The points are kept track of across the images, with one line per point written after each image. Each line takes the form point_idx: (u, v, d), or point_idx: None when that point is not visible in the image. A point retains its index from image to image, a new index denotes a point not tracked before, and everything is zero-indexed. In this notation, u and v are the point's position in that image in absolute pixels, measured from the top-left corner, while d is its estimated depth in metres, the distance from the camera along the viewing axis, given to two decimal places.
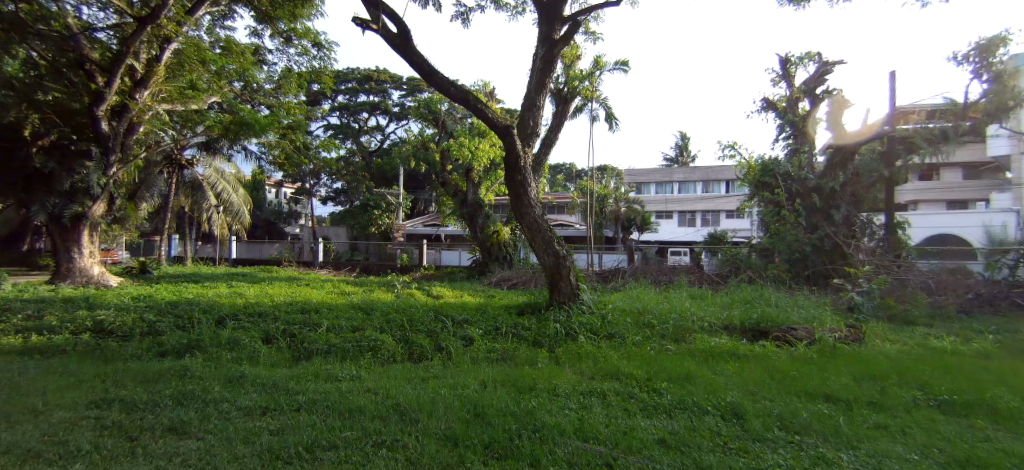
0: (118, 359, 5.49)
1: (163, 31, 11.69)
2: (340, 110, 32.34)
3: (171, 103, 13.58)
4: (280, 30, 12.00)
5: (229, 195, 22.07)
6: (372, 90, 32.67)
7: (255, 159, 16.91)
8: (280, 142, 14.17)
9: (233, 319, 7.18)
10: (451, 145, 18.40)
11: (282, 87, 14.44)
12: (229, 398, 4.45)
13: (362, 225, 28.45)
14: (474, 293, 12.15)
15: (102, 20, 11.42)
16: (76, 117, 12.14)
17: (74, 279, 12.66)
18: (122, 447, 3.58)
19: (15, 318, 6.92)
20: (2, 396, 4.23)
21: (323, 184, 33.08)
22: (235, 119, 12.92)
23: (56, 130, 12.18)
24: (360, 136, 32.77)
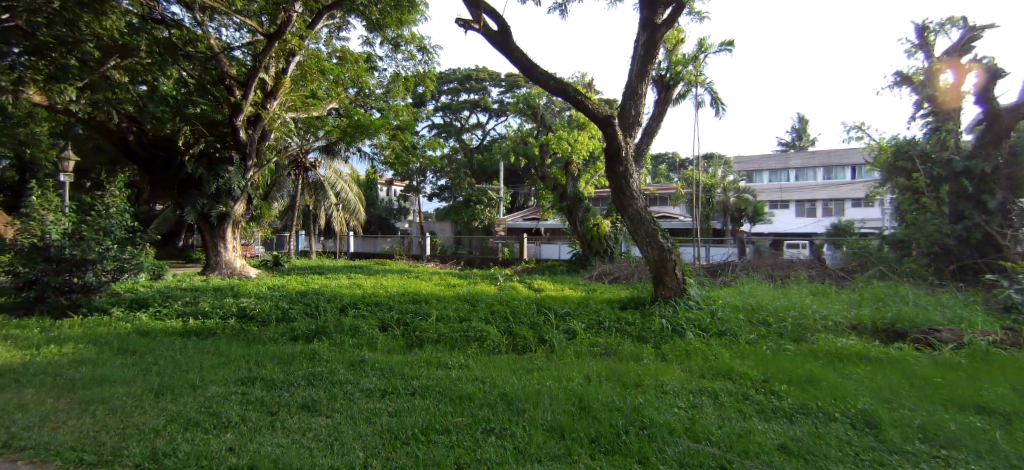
0: (259, 342, 6.13)
1: (287, 46, 12.77)
2: (443, 110, 33.86)
3: (295, 111, 14.63)
4: (390, 37, 12.84)
5: (347, 195, 23.94)
6: (473, 89, 33.81)
7: (368, 159, 18.13)
8: (391, 142, 15.20)
9: (354, 307, 7.76)
10: (549, 139, 18.49)
11: (391, 91, 15.41)
12: (352, 380, 4.78)
13: (464, 220, 29.42)
14: (578, 286, 12.13)
15: (237, 39, 12.87)
16: (219, 127, 14.12)
17: (221, 271, 14.33)
18: (264, 420, 3.99)
19: (178, 304, 8.04)
20: (169, 371, 4.89)
21: (429, 181, 34.84)
22: (352, 123, 14.03)
23: (203, 140, 14.04)
24: (462, 134, 33.98)
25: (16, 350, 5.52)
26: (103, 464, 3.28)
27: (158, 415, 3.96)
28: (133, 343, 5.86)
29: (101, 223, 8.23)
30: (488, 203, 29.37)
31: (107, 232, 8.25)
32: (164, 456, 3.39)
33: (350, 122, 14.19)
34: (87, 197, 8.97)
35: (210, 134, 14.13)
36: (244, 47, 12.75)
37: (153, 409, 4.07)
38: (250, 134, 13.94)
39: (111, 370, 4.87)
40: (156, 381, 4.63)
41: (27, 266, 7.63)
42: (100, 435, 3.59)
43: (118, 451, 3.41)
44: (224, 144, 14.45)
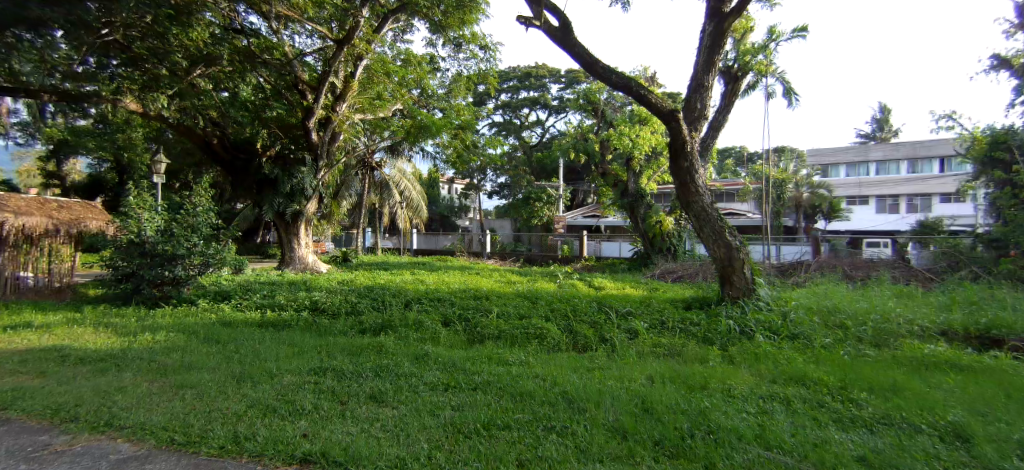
0: (329, 334, 6.43)
1: (356, 50, 13.20)
2: (503, 108, 34.31)
3: (363, 113, 15.20)
4: (452, 38, 13.06)
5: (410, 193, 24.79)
6: (532, 86, 33.99)
7: (431, 158, 18.60)
8: (452, 142, 15.55)
9: (418, 302, 7.98)
10: (610, 135, 18.32)
11: (453, 90, 15.73)
12: (416, 373, 4.91)
13: (524, 217, 29.66)
14: (639, 284, 11.91)
15: (309, 45, 13.55)
16: (293, 130, 14.95)
17: (295, 266, 14.73)
18: (335, 409, 4.16)
19: (257, 296, 8.58)
20: (249, 359, 5.22)
21: (488, 179, 35.37)
22: (415, 123, 14.40)
23: (279, 142, 14.88)
24: (522, 132, 34.26)
25: (118, 337, 6.07)
26: (191, 445, 3.53)
27: (240, 401, 4.20)
28: (217, 333, 6.30)
29: (189, 220, 8.91)
30: (547, 201, 29.49)
31: (194, 228, 8.92)
32: (245, 440, 3.61)
33: (414, 123, 14.57)
34: (177, 197, 9.75)
35: (285, 136, 14.99)
36: (314, 52, 13.20)
37: (236, 394, 4.33)
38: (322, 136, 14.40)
39: (198, 357, 5.25)
40: (239, 368, 4.95)
41: (127, 260, 8.39)
42: (188, 418, 3.86)
43: (204, 434, 3.66)
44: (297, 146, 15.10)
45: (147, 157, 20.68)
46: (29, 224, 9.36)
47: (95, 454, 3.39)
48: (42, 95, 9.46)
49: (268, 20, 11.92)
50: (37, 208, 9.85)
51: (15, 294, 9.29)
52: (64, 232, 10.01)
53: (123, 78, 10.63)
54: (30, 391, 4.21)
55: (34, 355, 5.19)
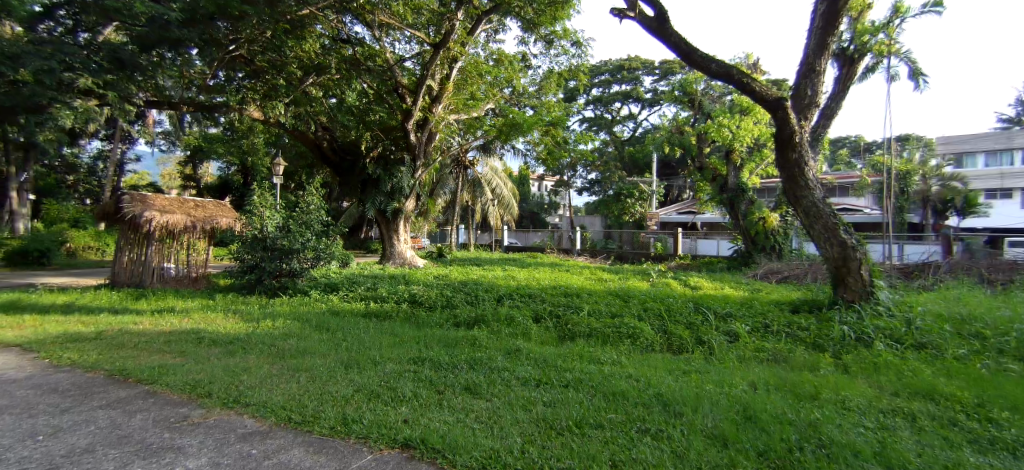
0: (427, 326, 6.73)
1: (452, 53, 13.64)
2: (595, 103, 33.97)
3: (457, 113, 15.55)
4: (544, 34, 13.26)
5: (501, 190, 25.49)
6: (625, 79, 33.29)
7: (521, 156, 18.85)
8: (543, 138, 15.66)
9: (509, 298, 8.11)
10: (708, 127, 17.65)
11: (544, 88, 15.92)
12: (509, 368, 5.00)
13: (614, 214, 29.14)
14: (739, 285, 11.29)
15: (408, 50, 14.24)
16: (394, 132, 15.51)
17: (394, 261, 15.44)
18: (433, 397, 4.34)
19: (361, 289, 9.19)
20: (356, 347, 5.59)
21: (579, 175, 35.26)
22: (507, 121, 14.58)
23: (380, 143, 15.63)
24: (614, 126, 33.68)
25: (243, 322, 6.77)
26: (306, 424, 3.84)
27: (348, 385, 4.50)
28: (327, 321, 6.81)
29: (304, 217, 9.73)
30: (639, 197, 28.80)
31: (308, 225, 9.72)
32: (353, 422, 3.87)
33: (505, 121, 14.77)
34: (293, 196, 10.71)
35: (386, 138, 15.64)
36: (413, 57, 13.98)
37: (344, 380, 4.64)
38: (420, 136, 14.90)
39: (312, 343, 5.72)
40: (347, 355, 5.32)
41: (252, 253, 9.32)
42: (304, 399, 4.20)
43: (316, 415, 3.96)
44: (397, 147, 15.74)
45: (266, 161, 22.87)
46: (170, 221, 10.53)
47: (225, 427, 3.78)
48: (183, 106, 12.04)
49: (370, 28, 12.59)
50: (178, 205, 10.96)
51: (159, 281, 10.75)
52: (198, 228, 11.06)
53: (247, 89, 12.47)
54: (173, 368, 4.77)
55: (177, 336, 5.90)
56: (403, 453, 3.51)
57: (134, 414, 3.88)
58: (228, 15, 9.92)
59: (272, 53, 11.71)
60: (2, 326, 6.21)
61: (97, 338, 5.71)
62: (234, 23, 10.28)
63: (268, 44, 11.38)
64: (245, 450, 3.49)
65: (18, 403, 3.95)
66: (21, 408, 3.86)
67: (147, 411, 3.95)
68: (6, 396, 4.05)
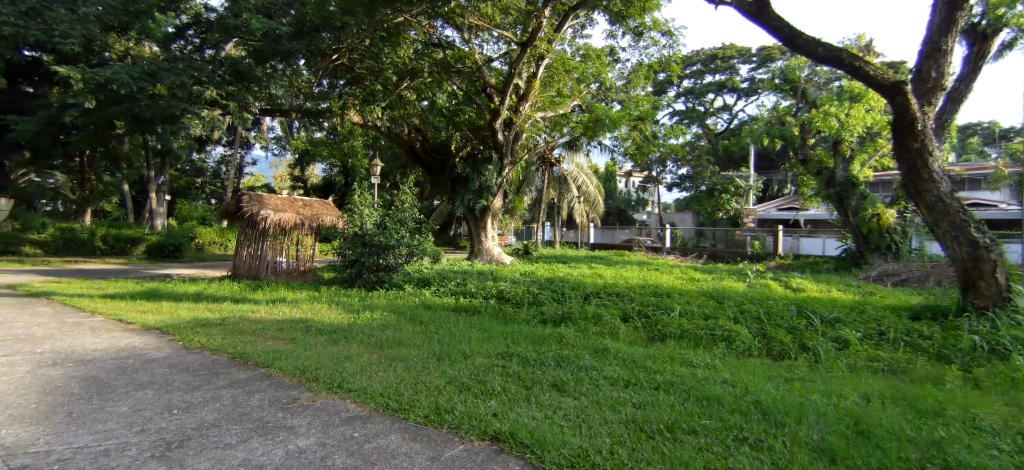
0: (515, 322, 6.84)
1: (539, 50, 13.29)
2: (686, 96, 32.75)
3: (543, 111, 15.79)
4: (633, 27, 13.15)
5: (587, 187, 25.42)
6: (718, 69, 31.77)
7: (608, 152, 18.68)
8: (631, 134, 15.40)
9: (596, 296, 8.04)
10: (812, 117, 16.55)
11: (632, 81, 15.91)
12: (596, 367, 4.94)
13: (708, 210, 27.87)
14: (849, 288, 10.39)
15: (496, 51, 14.50)
16: (482, 131, 15.81)
17: (483, 257, 15.73)
18: (521, 393, 4.37)
19: (452, 284, 9.53)
20: (448, 340, 5.80)
21: (668, 170, 34.24)
22: (593, 118, 14.35)
23: (470, 143, 15.98)
24: (707, 119, 32.22)
25: (346, 313, 7.27)
26: (402, 411, 4.03)
27: (440, 376, 4.67)
28: (420, 314, 7.14)
29: (400, 215, 10.26)
30: (735, 193, 27.35)
31: (402, 222, 10.27)
32: (445, 412, 4.01)
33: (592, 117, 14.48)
34: (388, 195, 11.32)
35: (474, 137, 15.91)
36: (498, 57, 13.92)
37: (435, 371, 4.82)
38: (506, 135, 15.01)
39: (407, 335, 6.02)
40: (440, 347, 5.53)
41: (352, 248, 9.96)
42: (400, 387, 4.42)
43: (412, 403, 4.15)
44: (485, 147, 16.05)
45: (365, 162, 24.46)
46: (284, 219, 11.53)
47: (330, 410, 4.06)
48: (292, 113, 13.70)
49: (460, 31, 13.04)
50: (289, 205, 11.95)
51: (273, 273, 11.75)
52: (307, 226, 11.97)
53: (348, 95, 13.63)
54: (285, 354, 5.21)
55: (287, 325, 6.42)
56: (492, 445, 3.59)
57: (253, 394, 4.27)
58: (330, 26, 11.16)
59: (370, 60, 12.94)
60: (146, 311, 7.12)
61: (221, 324, 6.36)
62: (336, 33, 11.47)
63: (368, 52, 12.65)
64: (348, 432, 3.73)
65: (158, 380, 4.47)
66: (160, 384, 4.38)
67: (263, 392, 4.32)
68: (148, 373, 4.60)
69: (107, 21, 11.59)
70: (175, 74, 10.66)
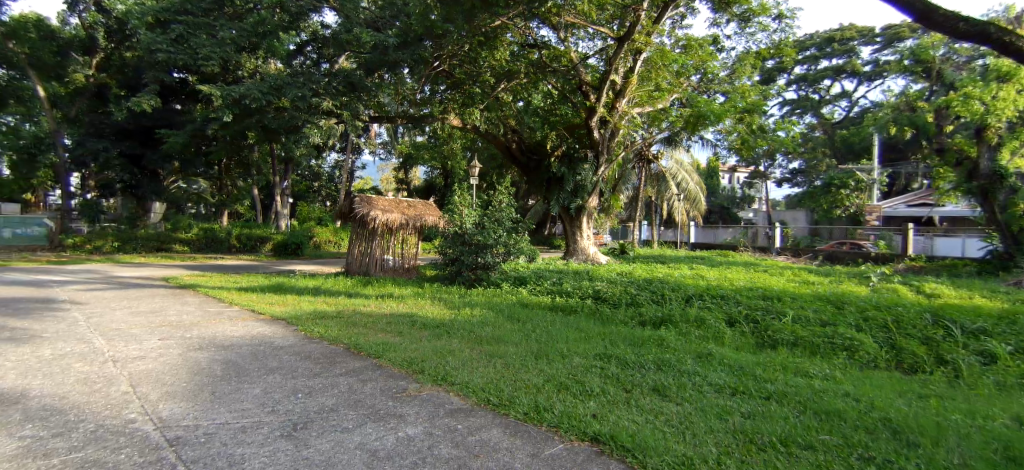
0: (613, 323, 6.74)
1: (637, 45, 12.99)
2: (798, 83, 30.15)
3: (642, 106, 15.34)
4: (738, 14, 12.64)
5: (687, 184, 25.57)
6: (836, 53, 29.09)
7: (711, 147, 17.94)
8: (737, 127, 14.84)
9: (699, 298, 7.73)
10: (949, 101, 14.78)
11: (738, 71, 15.15)
12: (701, 373, 4.73)
13: (823, 207, 25.76)
14: (998, 294, 9.13)
15: (592, 48, 14.37)
16: (578, 130, 15.92)
17: (578, 257, 15.54)
18: (621, 395, 4.28)
19: (548, 283, 9.61)
20: (546, 339, 5.84)
21: (777, 164, 32.04)
22: (694, 113, 13.71)
23: (566, 142, 16.23)
24: (823, 107, 29.63)
25: (448, 309, 7.59)
26: (503, 407, 4.11)
27: (539, 374, 4.71)
28: (517, 312, 7.28)
29: (497, 214, 10.51)
30: (855, 188, 25.00)
31: (500, 222, 10.51)
32: (545, 410, 4.03)
33: (693, 112, 13.87)
34: (484, 196, 11.63)
35: (570, 137, 16.08)
36: (596, 54, 13.84)
37: (534, 369, 4.86)
38: (602, 133, 14.80)
39: (505, 332, 6.14)
40: (539, 345, 5.58)
41: (453, 247, 10.36)
42: (501, 384, 4.50)
43: (511, 400, 4.21)
44: (582, 144, 15.99)
45: (463, 164, 25.45)
46: (390, 220, 12.25)
47: (435, 401, 4.23)
48: (398, 118, 14.78)
49: (557, 31, 13.04)
50: (396, 206, 12.72)
51: (381, 270, 12.48)
52: (411, 225, 12.66)
53: (449, 100, 14.31)
54: (393, 346, 5.52)
55: (395, 319, 6.80)
56: (592, 447, 3.53)
57: (366, 383, 4.56)
58: (432, 34, 11.87)
59: (469, 64, 13.72)
60: (274, 302, 7.93)
61: (338, 316, 6.90)
62: (438, 40, 12.19)
63: (466, 57, 13.40)
64: (452, 424, 3.87)
65: (284, 365, 4.92)
66: (287, 369, 4.82)
67: (375, 381, 4.61)
68: (276, 359, 5.09)
69: (240, 42, 13.18)
70: (297, 87, 12.08)
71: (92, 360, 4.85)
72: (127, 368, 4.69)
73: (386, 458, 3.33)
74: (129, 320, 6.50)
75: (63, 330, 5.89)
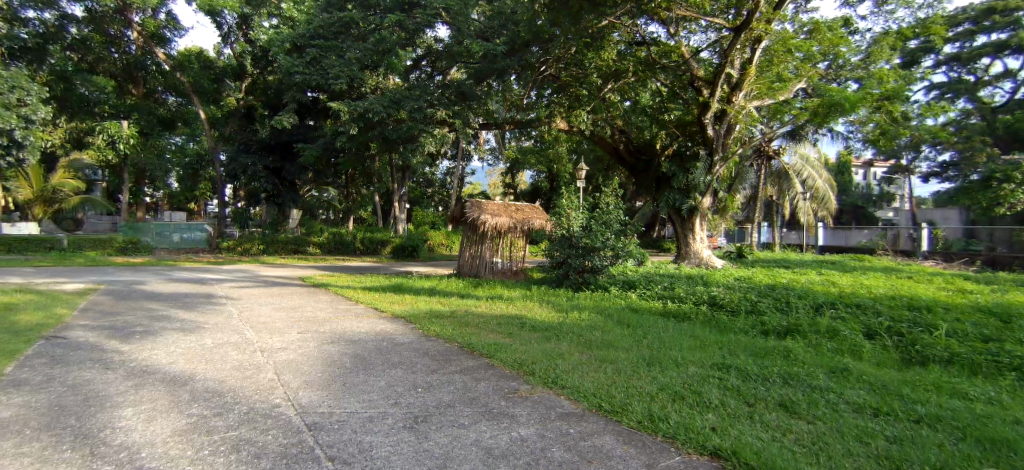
0: (732, 331, 6.38)
1: (755, 33, 12.18)
2: (948, 63, 25.01)
3: (761, 99, 14.25)
4: None
5: (814, 182, 24.30)
6: (997, 26, 23.58)
7: (842, 139, 16.40)
8: (873, 117, 13.70)
9: (831, 308, 7.13)
10: None
11: (873, 54, 13.47)
12: (835, 390, 4.34)
13: (984, 205, 22.73)
14: None
15: (705, 40, 13.87)
16: (689, 127, 15.24)
17: (691, 260, 15.29)
18: (744, 409, 4.04)
19: (659, 287, 9.37)
20: (658, 345, 5.67)
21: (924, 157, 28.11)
22: (823, 103, 12.68)
23: (676, 140, 15.62)
24: (982, 90, 24.63)
25: (558, 311, 7.66)
26: (616, 414, 4.04)
27: (652, 382, 4.58)
28: (628, 317, 7.18)
29: (604, 217, 10.43)
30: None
31: (608, 224, 10.41)
32: (660, 420, 3.90)
33: (821, 102, 12.78)
34: (591, 199, 11.60)
35: (682, 135, 15.43)
36: (711, 46, 13.36)
37: (647, 376, 4.74)
38: (717, 130, 14.13)
39: (617, 336, 6.07)
40: (651, 352, 5.43)
41: (560, 250, 10.45)
42: (613, 390, 4.44)
43: (625, 407, 4.13)
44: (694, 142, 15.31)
45: (570, 167, 25.79)
46: (499, 223, 12.57)
47: (547, 404, 4.27)
48: (506, 124, 15.39)
49: (667, 26, 12.76)
50: (504, 210, 13.06)
51: (491, 272, 12.83)
52: (519, 229, 12.83)
53: (556, 103, 14.62)
54: (504, 347, 5.67)
55: (505, 320, 7.00)
56: (713, 461, 3.33)
57: (480, 381, 4.73)
58: (540, 39, 12.10)
59: (576, 67, 13.63)
60: (394, 301, 8.53)
61: (452, 316, 7.23)
62: (545, 44, 12.36)
63: (574, 59, 13.28)
64: (564, 428, 3.87)
65: (405, 360, 5.25)
66: (408, 364, 5.13)
67: (488, 380, 4.76)
68: (398, 354, 5.44)
69: (364, 61, 14.46)
70: (415, 100, 13.11)
71: (245, 349, 5.51)
72: (274, 357, 5.26)
73: (500, 456, 3.41)
74: (274, 315, 7.30)
75: (222, 322, 6.75)
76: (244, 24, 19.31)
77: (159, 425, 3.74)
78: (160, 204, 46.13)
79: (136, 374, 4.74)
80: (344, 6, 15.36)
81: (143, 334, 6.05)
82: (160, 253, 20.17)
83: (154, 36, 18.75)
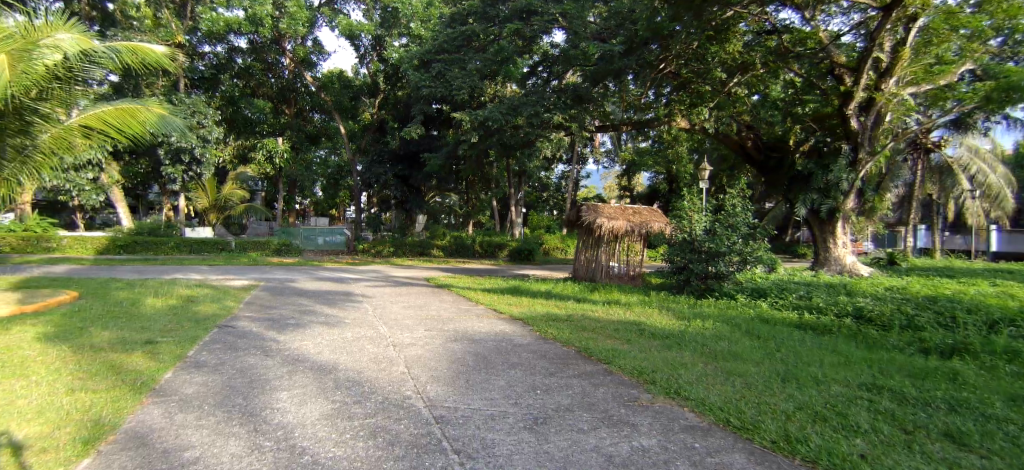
0: (882, 348, 5.70)
1: (909, 13, 11.06)
2: None
3: (917, 85, 12.93)
4: None
5: (985, 178, 21.33)
6: None
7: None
8: None
9: (1013, 326, 6.09)
10: None
11: None
12: (1019, 422, 3.68)
13: None
14: None
15: (845, 23, 12.52)
16: (829, 119, 14.05)
17: (832, 267, 14.16)
18: (900, 437, 3.57)
19: (794, 296, 8.67)
20: (794, 360, 5.22)
21: None
22: (999, 85, 10.73)
23: (814, 135, 14.43)
24: None
25: (678, 319, 7.38)
26: (746, 431, 3.79)
27: (787, 400, 4.24)
28: (757, 328, 6.71)
29: (730, 220, 9.85)
30: None
31: (735, 227, 9.82)
32: (798, 442, 3.58)
33: (995, 85, 10.87)
34: (716, 201, 10.94)
35: (819, 128, 14.31)
36: (855, 29, 12.10)
37: (782, 393, 4.38)
38: (863, 122, 13.02)
39: (747, 348, 5.70)
40: (785, 367, 5.02)
41: (681, 254, 10.07)
42: (743, 405, 4.18)
43: (757, 424, 3.86)
44: (834, 137, 13.98)
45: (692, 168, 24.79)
46: (616, 227, 12.40)
47: (669, 414, 4.14)
48: (622, 125, 15.07)
49: (802, 11, 11.73)
50: (621, 214, 12.74)
51: (607, 277, 12.77)
52: (637, 232, 12.60)
53: (675, 102, 14.05)
54: (623, 353, 5.59)
55: (623, 326, 6.88)
56: None
57: (598, 387, 4.71)
58: (660, 36, 11.58)
59: (697, 63, 12.83)
60: (513, 303, 8.74)
61: (569, 320, 7.25)
62: (665, 41, 11.82)
63: (694, 54, 12.57)
64: (689, 441, 3.70)
65: (524, 362, 5.38)
66: (527, 366, 5.26)
67: (606, 386, 4.72)
68: (517, 355, 5.59)
69: (483, 70, 15.18)
70: (531, 105, 13.29)
71: (379, 343, 6.01)
72: (404, 352, 5.67)
73: (622, 465, 3.35)
74: (404, 312, 7.91)
75: (358, 318, 7.43)
76: (378, 45, 20.71)
77: (309, 408, 4.21)
78: (306, 210, 52.11)
79: (290, 361, 5.38)
80: (466, 20, 16.28)
81: (296, 326, 6.87)
82: (307, 254, 22.79)
83: (303, 61, 20.43)
